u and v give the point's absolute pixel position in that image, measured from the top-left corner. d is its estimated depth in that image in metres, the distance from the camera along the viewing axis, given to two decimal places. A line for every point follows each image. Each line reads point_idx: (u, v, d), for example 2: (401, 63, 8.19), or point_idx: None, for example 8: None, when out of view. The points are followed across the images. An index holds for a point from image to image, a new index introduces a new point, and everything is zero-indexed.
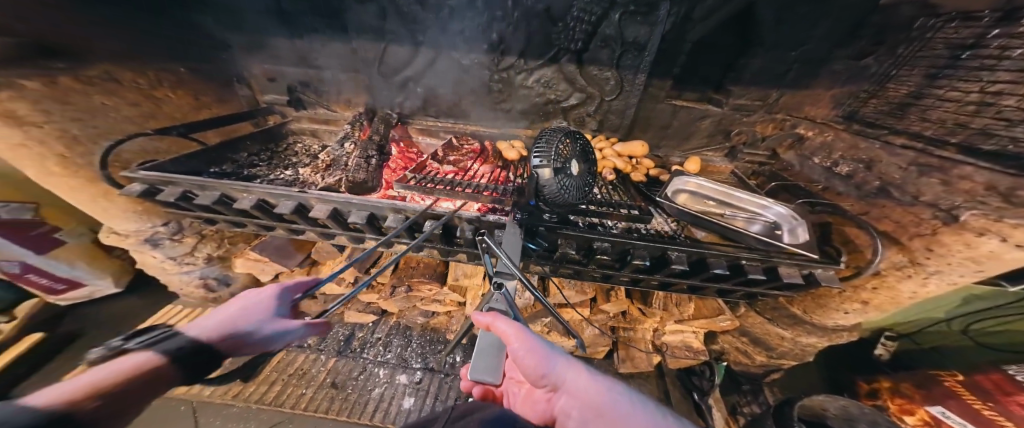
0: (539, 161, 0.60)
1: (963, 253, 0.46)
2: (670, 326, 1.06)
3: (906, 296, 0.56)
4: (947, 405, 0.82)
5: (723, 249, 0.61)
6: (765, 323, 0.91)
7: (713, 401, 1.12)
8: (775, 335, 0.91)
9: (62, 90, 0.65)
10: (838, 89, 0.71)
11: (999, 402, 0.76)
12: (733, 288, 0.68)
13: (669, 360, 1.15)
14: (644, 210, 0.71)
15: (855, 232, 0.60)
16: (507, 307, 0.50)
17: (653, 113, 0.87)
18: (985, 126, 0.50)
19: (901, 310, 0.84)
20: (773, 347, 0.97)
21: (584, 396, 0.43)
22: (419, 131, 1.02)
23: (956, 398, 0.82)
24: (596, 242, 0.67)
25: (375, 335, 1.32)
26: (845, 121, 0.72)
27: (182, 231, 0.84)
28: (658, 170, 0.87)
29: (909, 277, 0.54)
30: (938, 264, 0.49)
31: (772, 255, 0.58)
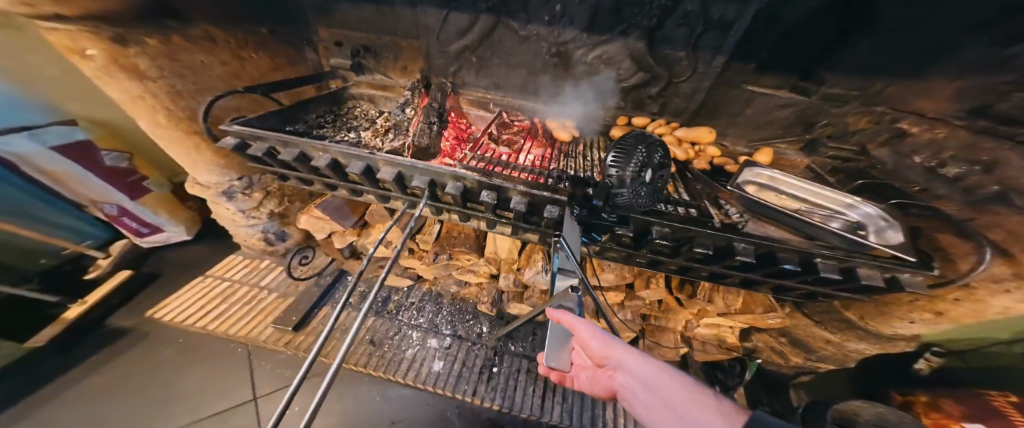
0: (614, 170, 0.56)
1: None
2: (706, 319, 1.05)
3: (996, 309, 0.55)
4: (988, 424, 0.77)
5: (797, 244, 0.58)
6: (810, 326, 0.89)
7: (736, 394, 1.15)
8: (818, 338, 0.89)
9: (173, 48, 0.71)
10: (965, 81, 0.56)
11: None
12: (797, 286, 0.65)
13: (697, 352, 1.16)
14: (703, 209, 0.67)
15: (948, 239, 0.56)
16: (575, 305, 0.49)
17: (724, 99, 0.82)
18: None
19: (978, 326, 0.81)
20: (813, 350, 0.94)
21: (649, 384, 0.43)
22: (470, 102, 1.03)
23: (1002, 416, 0.77)
24: (655, 227, 0.64)
25: (409, 299, 1.40)
26: (971, 117, 0.57)
27: (252, 186, 0.93)
28: (725, 160, 0.82)
29: (1006, 292, 0.52)
30: None
31: (855, 256, 0.54)
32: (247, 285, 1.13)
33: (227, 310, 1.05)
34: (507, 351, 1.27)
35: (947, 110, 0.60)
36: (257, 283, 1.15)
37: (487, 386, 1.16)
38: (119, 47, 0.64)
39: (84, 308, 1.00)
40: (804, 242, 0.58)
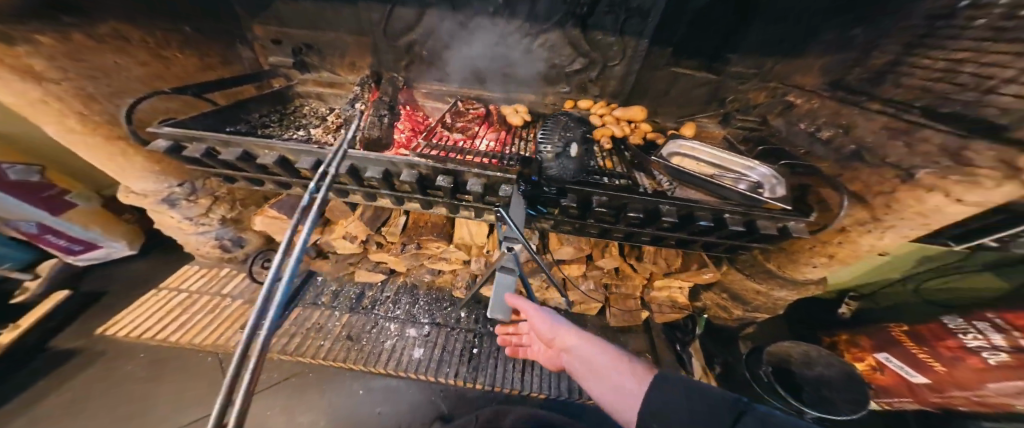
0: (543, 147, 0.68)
1: (912, 207, 0.53)
2: (658, 281, 1.18)
3: (865, 249, 0.67)
4: (892, 352, 0.98)
5: (711, 203, 0.67)
6: (744, 279, 1.01)
7: (693, 350, 1.31)
8: (751, 289, 1.02)
9: (76, 48, 0.64)
10: (826, 58, 0.75)
11: (932, 346, 0.89)
12: (717, 241, 0.76)
13: (656, 315, 1.30)
14: (632, 179, 0.77)
15: (823, 192, 0.67)
16: (515, 265, 0.57)
17: (652, 81, 0.91)
18: (945, 93, 0.53)
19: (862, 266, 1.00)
20: (748, 302, 1.08)
21: (586, 355, 0.60)
22: (424, 95, 1.03)
23: (901, 345, 0.97)
24: (594, 196, 0.72)
25: (384, 294, 1.41)
26: (830, 89, 0.73)
27: (196, 192, 0.89)
28: (655, 134, 0.91)
29: (869, 231, 0.63)
30: (895, 218, 0.57)
31: (753, 209, 0.65)
32: (206, 294, 1.09)
33: (188, 320, 1.02)
34: (486, 332, 1.33)
35: (818, 84, 0.77)
36: (218, 291, 1.11)
37: (468, 366, 1.22)
38: (4, 46, 0.55)
39: (18, 333, 0.91)
40: (715, 201, 0.68)
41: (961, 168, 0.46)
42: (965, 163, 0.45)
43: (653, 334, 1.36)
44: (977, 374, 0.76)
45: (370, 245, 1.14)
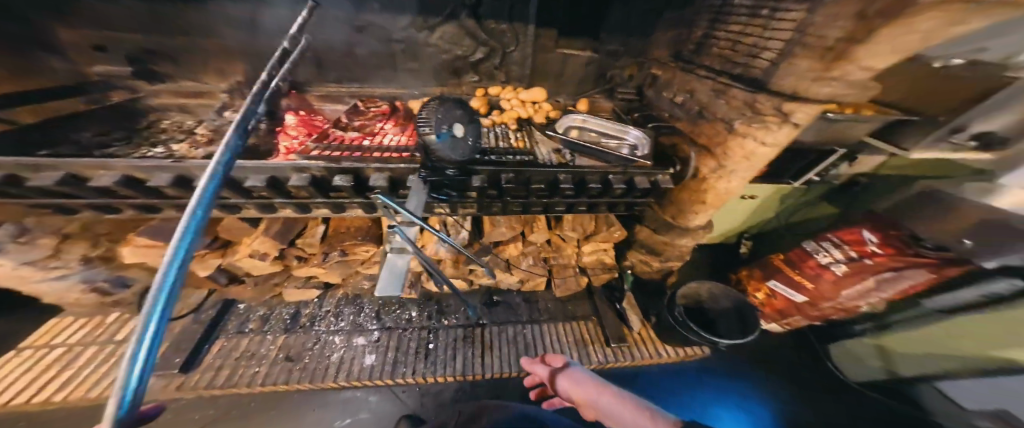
0: (424, 129, 0.60)
1: (738, 154, 0.64)
2: (586, 248, 1.32)
3: (724, 193, 0.75)
4: (776, 278, 1.16)
5: (597, 166, 0.78)
6: (651, 233, 1.18)
7: (627, 306, 1.42)
8: (660, 242, 1.17)
9: None
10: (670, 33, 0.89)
11: (801, 269, 1.06)
12: (612, 199, 0.88)
13: (592, 278, 1.43)
14: (535, 155, 0.82)
15: (682, 148, 0.78)
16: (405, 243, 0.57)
17: (547, 63, 0.97)
18: (722, 55, 0.73)
19: (739, 209, 1.23)
20: (661, 252, 1.23)
21: (608, 406, 0.73)
22: (320, 98, 0.95)
23: (782, 271, 1.14)
24: (502, 175, 0.76)
25: (323, 309, 1.33)
26: (673, 60, 0.88)
27: (30, 231, 0.74)
28: (556, 112, 0.98)
29: (720, 177, 0.71)
30: (733, 163, 0.66)
31: (628, 168, 0.77)
32: (92, 344, 0.94)
33: (77, 375, 0.88)
34: (439, 327, 1.34)
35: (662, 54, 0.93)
36: (109, 338, 0.97)
37: (425, 362, 1.23)
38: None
39: None
40: (601, 165, 0.78)
41: (760, 118, 0.57)
42: (761, 112, 0.57)
43: (595, 298, 1.48)
44: (839, 285, 0.96)
45: (291, 260, 1.05)
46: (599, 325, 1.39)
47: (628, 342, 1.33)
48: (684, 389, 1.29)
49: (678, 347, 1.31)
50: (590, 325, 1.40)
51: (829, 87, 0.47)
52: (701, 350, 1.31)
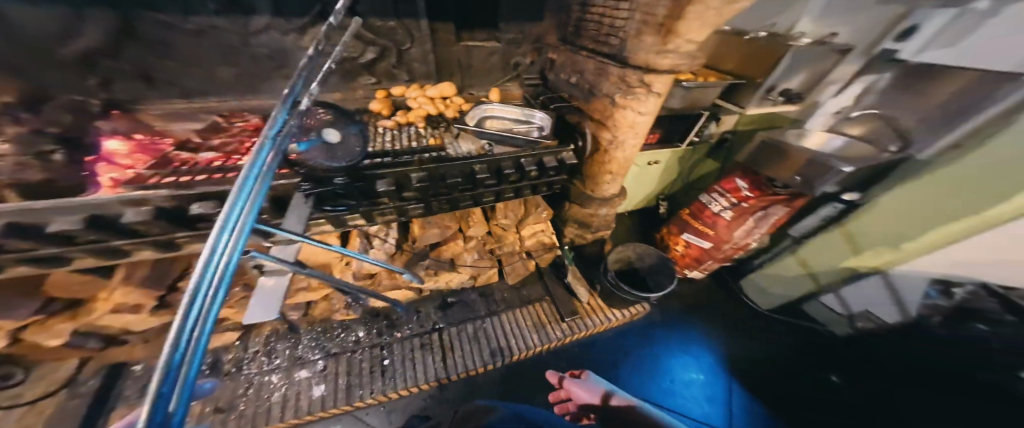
0: (284, 141, 0.63)
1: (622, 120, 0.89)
2: (525, 232, 1.39)
3: (621, 158, 1.02)
4: (687, 230, 1.34)
5: (509, 150, 0.87)
6: (581, 208, 1.29)
7: (573, 279, 1.49)
8: (588, 215, 1.30)
9: None
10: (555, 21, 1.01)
11: (703, 220, 1.24)
12: (525, 181, 0.98)
13: (539, 260, 1.51)
14: (444, 149, 0.81)
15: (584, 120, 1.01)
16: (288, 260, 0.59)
17: (452, 56, 0.96)
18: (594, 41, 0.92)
19: (649, 173, 1.41)
20: (590, 223, 1.36)
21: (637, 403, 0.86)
22: (157, 117, 0.85)
23: (691, 225, 1.31)
24: (411, 174, 0.74)
25: (249, 350, 1.16)
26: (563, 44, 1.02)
27: None
28: (468, 105, 0.97)
29: (613, 144, 0.97)
30: (621, 129, 0.92)
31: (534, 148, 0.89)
32: None
33: None
34: (392, 341, 1.26)
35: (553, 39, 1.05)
36: None
37: (383, 380, 1.17)
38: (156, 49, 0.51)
39: None
40: (512, 148, 0.88)
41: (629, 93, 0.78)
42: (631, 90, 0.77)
43: (545, 281, 1.55)
44: (730, 227, 1.14)
45: (183, 306, 0.93)
46: (553, 305, 1.47)
47: (580, 314, 1.44)
48: (635, 346, 1.43)
49: (621, 310, 1.46)
50: (544, 307, 1.47)
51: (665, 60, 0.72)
52: (644, 308, 1.48)
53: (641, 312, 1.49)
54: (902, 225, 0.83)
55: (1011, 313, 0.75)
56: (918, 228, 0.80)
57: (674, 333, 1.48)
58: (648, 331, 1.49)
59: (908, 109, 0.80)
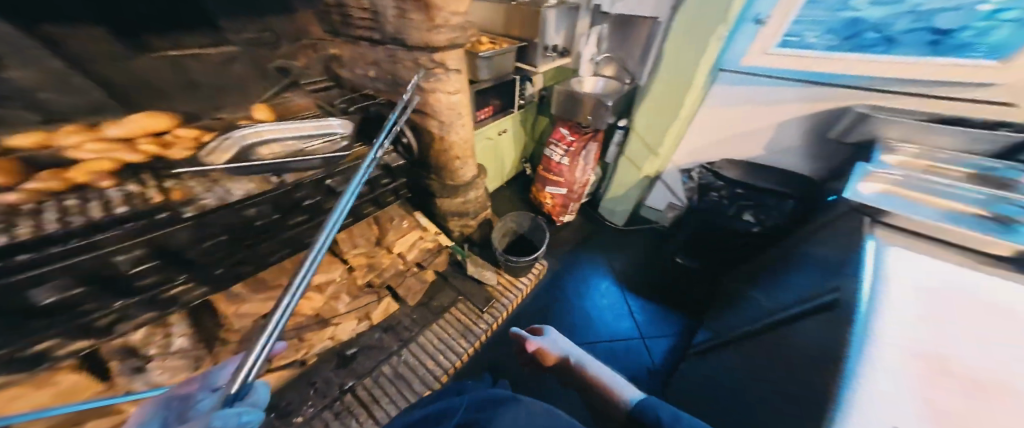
0: None
1: (444, 104, 0.99)
2: (399, 248, 1.37)
3: (461, 141, 1.12)
4: (547, 183, 1.94)
5: (302, 175, 0.74)
6: (447, 203, 1.37)
7: (472, 267, 1.57)
8: (463, 205, 1.39)
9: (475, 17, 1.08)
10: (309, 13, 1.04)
11: (551, 172, 1.86)
12: (348, 200, 0.91)
13: (434, 266, 1.53)
14: (194, 201, 0.61)
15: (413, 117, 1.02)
16: None
17: (149, 74, 0.77)
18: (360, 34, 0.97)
19: (504, 147, 2.00)
20: (464, 213, 1.50)
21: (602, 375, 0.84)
22: None
23: (547, 178, 1.92)
24: (117, 257, 0.56)
25: None
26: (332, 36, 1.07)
27: None
28: (206, 135, 0.74)
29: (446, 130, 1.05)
30: (448, 115, 1.02)
31: (337, 164, 0.79)
32: None
33: None
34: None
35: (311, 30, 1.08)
36: None
37: None
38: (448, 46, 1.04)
39: None
40: (306, 171, 0.75)
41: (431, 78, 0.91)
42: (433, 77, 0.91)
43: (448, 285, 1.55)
44: (573, 169, 1.79)
45: None
46: (466, 303, 1.50)
47: (493, 298, 1.53)
48: (554, 302, 1.62)
49: (526, 277, 1.64)
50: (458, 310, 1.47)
51: (441, 33, 0.83)
52: (543, 265, 1.74)
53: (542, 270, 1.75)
54: (660, 123, 1.56)
55: (721, 178, 1.43)
56: (667, 123, 1.54)
57: (580, 281, 1.75)
58: (558, 288, 1.71)
59: (629, 55, 1.72)
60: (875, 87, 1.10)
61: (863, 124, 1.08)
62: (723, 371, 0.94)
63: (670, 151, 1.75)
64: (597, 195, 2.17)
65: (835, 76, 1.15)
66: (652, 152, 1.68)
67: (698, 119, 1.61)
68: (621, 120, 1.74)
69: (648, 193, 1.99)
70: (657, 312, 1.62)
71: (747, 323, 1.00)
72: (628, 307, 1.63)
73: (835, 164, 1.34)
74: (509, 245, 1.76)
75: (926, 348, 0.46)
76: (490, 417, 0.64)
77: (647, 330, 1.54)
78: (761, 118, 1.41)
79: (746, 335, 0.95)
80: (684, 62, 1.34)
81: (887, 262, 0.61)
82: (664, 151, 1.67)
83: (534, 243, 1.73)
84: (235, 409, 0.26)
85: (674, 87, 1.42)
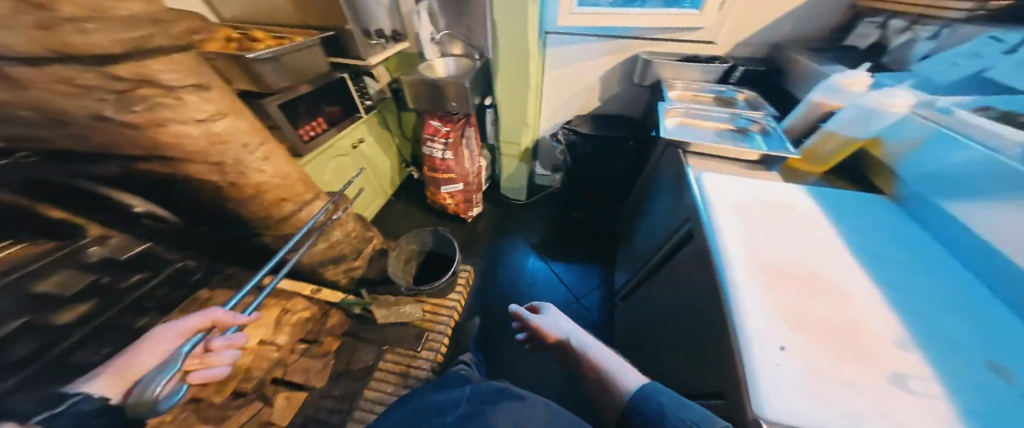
0: None
1: (196, 134, 0.68)
2: (261, 328, 1.14)
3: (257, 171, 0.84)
4: (440, 183, 1.80)
5: None
6: (305, 253, 1.17)
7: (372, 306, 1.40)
8: (323, 248, 1.22)
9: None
10: None
11: (433, 173, 1.77)
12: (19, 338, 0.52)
13: (332, 328, 1.32)
14: None
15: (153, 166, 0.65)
16: None
17: None
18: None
19: (372, 156, 1.79)
20: (338, 256, 1.31)
21: (611, 368, 0.69)
22: None
23: (438, 178, 1.79)
24: None
25: None
26: None
27: None
28: None
29: (232, 170, 0.78)
30: (224, 147, 0.75)
31: None
32: None
33: None
34: None
35: None
36: None
37: None
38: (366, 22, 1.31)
39: None
40: None
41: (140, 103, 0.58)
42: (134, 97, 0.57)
43: (365, 341, 1.34)
44: (460, 160, 1.69)
45: None
46: (395, 350, 1.33)
47: (427, 330, 1.39)
48: (491, 305, 1.60)
49: (454, 293, 1.52)
50: (391, 365, 1.29)
51: (94, 35, 0.51)
52: (469, 271, 1.63)
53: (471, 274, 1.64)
54: (520, 97, 1.57)
55: (580, 136, 1.59)
56: (522, 100, 1.57)
57: (505, 273, 1.74)
58: (486, 289, 1.67)
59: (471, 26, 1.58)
60: (642, 35, 1.51)
61: (648, 67, 1.52)
62: (645, 306, 1.07)
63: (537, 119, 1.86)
64: (490, 179, 2.13)
65: (620, 29, 1.49)
66: (525, 126, 1.69)
67: (547, 84, 1.78)
68: (487, 99, 1.68)
69: (535, 160, 2.09)
70: (579, 267, 1.75)
71: (648, 256, 1.16)
72: (555, 275, 1.72)
73: (642, 103, 1.77)
74: (418, 268, 1.58)
75: (763, 260, 0.63)
76: (496, 410, 0.71)
77: (578, 288, 1.65)
78: (590, 74, 1.69)
79: (653, 272, 1.08)
80: (518, 35, 1.34)
81: (710, 200, 0.86)
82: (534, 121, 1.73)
83: (448, 257, 1.57)
84: (231, 313, 0.63)
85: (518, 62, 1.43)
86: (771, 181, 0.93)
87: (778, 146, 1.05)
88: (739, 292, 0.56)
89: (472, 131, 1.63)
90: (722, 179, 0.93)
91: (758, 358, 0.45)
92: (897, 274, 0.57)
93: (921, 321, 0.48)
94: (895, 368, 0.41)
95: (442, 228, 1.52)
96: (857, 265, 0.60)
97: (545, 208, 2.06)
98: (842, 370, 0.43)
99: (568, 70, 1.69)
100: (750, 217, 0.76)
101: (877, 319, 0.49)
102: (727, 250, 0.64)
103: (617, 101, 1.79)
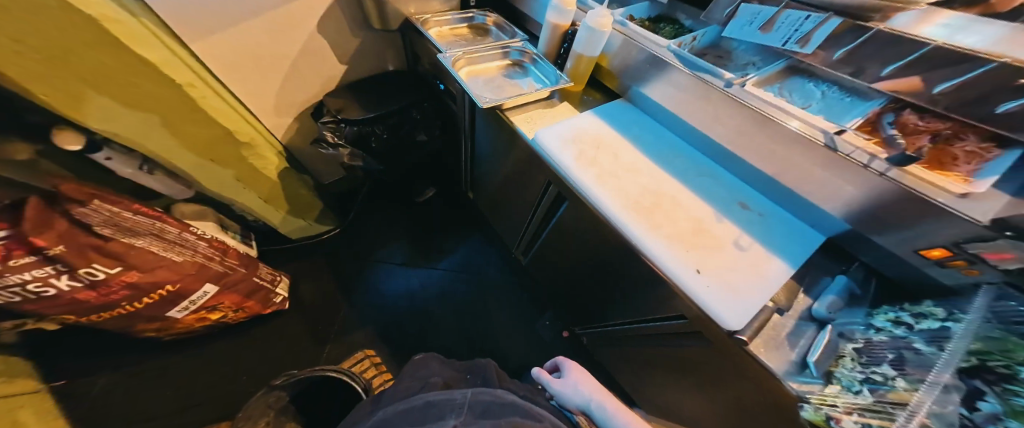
0: None
1: None
2: None
3: None
4: (161, 309, 1.14)
5: None
6: None
7: None
8: None
9: None
10: None
11: (118, 309, 1.03)
12: None
13: None
14: None
15: None
16: None
17: None
18: None
19: None
20: None
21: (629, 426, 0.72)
22: None
23: (145, 305, 1.08)
24: None
25: None
26: None
27: None
28: None
29: None
30: None
31: None
32: None
33: None
34: None
35: None
36: None
37: None
38: None
39: None
40: None
41: None
42: None
43: None
44: (167, 270, 1.03)
45: None
46: None
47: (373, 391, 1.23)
48: (426, 335, 1.64)
49: (374, 378, 1.46)
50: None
51: None
52: (365, 353, 1.56)
53: (370, 356, 1.56)
54: (188, 112, 1.03)
55: (353, 125, 1.38)
56: (200, 118, 1.07)
57: (415, 311, 1.71)
58: (406, 333, 1.64)
59: None
60: None
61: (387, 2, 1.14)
62: (550, 259, 1.37)
63: (245, 116, 1.33)
64: (243, 214, 1.56)
65: None
66: (233, 140, 1.22)
67: (212, 66, 1.15)
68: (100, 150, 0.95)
69: (299, 169, 1.69)
70: (462, 255, 1.92)
71: (530, 225, 1.39)
72: (447, 270, 1.86)
73: (390, 56, 1.64)
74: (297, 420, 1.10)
75: (639, 206, 0.84)
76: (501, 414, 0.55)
77: (474, 267, 1.89)
78: (290, 44, 1.29)
79: (533, 234, 1.42)
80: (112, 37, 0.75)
81: (560, 161, 0.92)
82: (242, 128, 1.25)
83: (331, 384, 1.18)
84: None
85: (139, 76, 0.85)
86: (569, 115, 1.09)
87: (553, 79, 1.13)
88: (660, 252, 0.75)
89: (126, 214, 0.93)
90: (553, 131, 0.99)
91: (709, 291, 0.69)
92: (681, 173, 0.95)
93: (710, 199, 0.90)
94: (734, 238, 0.81)
95: (294, 373, 1.07)
96: (664, 176, 0.94)
97: (394, 220, 2.01)
98: (727, 257, 0.76)
99: (234, 53, 1.17)
100: (600, 166, 0.92)
101: (703, 211, 0.86)
102: (620, 219, 0.81)
103: (371, 55, 1.57)
